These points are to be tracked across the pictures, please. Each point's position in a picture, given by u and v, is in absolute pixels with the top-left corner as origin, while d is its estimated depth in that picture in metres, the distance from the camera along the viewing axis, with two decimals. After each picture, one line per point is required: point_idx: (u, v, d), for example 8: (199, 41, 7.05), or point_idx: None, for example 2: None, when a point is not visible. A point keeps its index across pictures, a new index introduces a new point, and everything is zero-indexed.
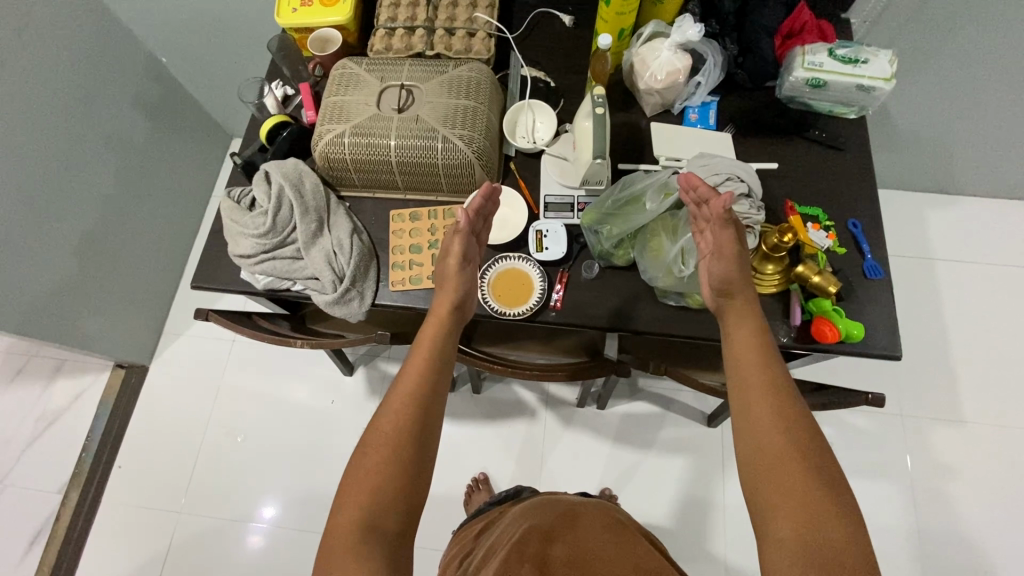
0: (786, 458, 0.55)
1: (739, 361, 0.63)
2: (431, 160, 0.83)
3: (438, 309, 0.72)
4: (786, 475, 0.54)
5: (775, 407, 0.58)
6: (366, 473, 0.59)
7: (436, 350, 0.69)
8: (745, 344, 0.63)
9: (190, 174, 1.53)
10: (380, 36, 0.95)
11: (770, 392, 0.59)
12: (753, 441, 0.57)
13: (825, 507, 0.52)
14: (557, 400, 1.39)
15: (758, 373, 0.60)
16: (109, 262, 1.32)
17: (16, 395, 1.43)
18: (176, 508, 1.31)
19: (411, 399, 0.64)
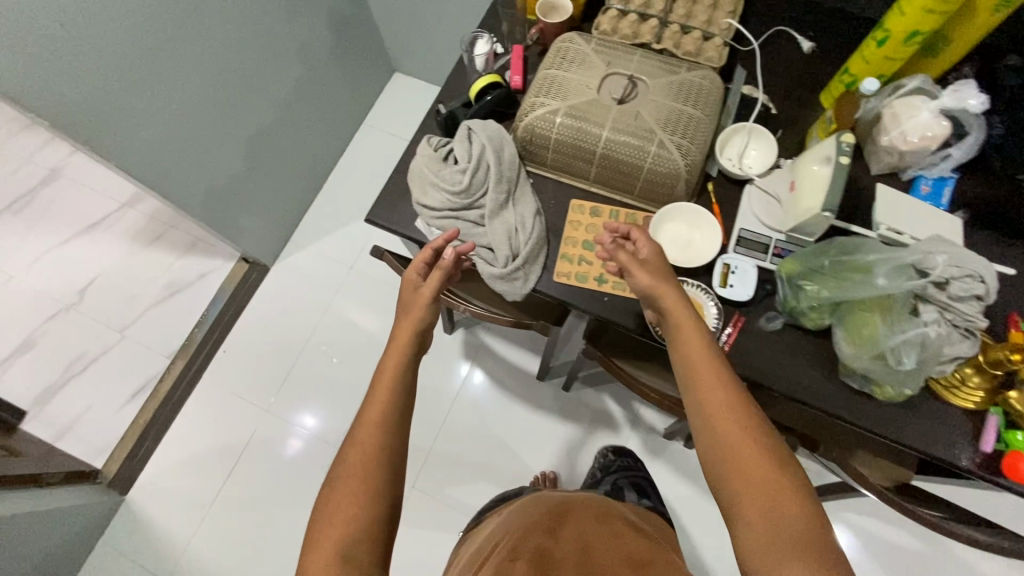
0: (757, 492, 0.53)
1: (694, 391, 0.61)
2: (639, 162, 0.78)
3: (417, 290, 0.75)
4: (752, 486, 0.53)
5: (741, 437, 0.56)
6: (347, 494, 0.59)
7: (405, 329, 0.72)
8: (693, 372, 0.61)
9: (352, 98, 1.56)
10: (610, 16, 0.90)
11: (729, 423, 0.57)
12: (723, 487, 0.55)
13: (786, 504, 0.52)
14: (643, 423, 1.35)
15: (717, 403, 0.58)
16: (266, 163, 1.37)
17: (151, 258, 1.55)
18: (264, 405, 1.40)
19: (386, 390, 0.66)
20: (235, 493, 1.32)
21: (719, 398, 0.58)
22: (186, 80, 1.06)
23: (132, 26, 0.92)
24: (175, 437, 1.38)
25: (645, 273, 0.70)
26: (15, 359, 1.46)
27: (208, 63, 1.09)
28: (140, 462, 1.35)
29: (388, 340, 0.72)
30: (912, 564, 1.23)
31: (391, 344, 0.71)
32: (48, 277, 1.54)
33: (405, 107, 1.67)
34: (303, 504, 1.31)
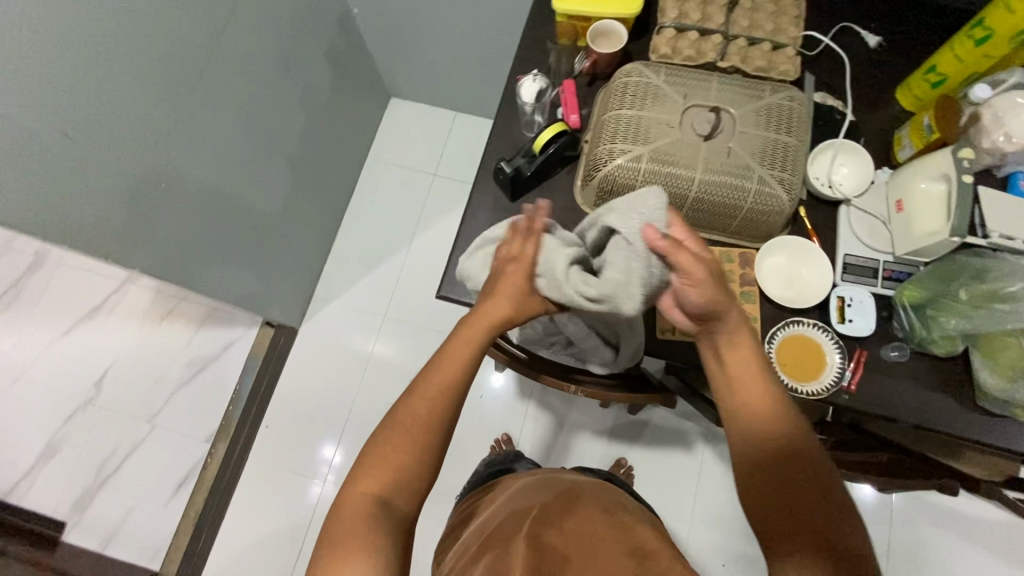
0: (794, 502, 0.52)
1: (731, 397, 0.58)
2: (737, 202, 0.73)
3: (474, 320, 0.61)
4: (805, 503, 0.52)
5: (783, 447, 0.55)
6: (390, 458, 0.55)
7: (451, 362, 0.59)
8: (737, 390, 0.57)
9: (354, 135, 1.46)
10: (666, 36, 0.82)
11: (797, 469, 0.53)
12: (772, 521, 0.52)
13: (837, 527, 0.50)
14: (713, 434, 1.33)
15: (758, 413, 0.56)
16: (281, 224, 1.27)
17: (166, 336, 1.46)
18: (321, 478, 1.33)
19: (413, 442, 0.56)
20: None
21: (762, 408, 0.56)
22: (194, 158, 0.96)
23: (135, 118, 0.81)
24: (232, 525, 1.30)
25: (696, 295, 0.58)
26: (41, 467, 1.37)
27: (214, 135, 0.98)
28: (200, 557, 1.28)
29: (411, 390, 0.58)
30: (1004, 538, 1.23)
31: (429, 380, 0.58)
32: (59, 373, 1.44)
33: (409, 135, 1.56)
34: None
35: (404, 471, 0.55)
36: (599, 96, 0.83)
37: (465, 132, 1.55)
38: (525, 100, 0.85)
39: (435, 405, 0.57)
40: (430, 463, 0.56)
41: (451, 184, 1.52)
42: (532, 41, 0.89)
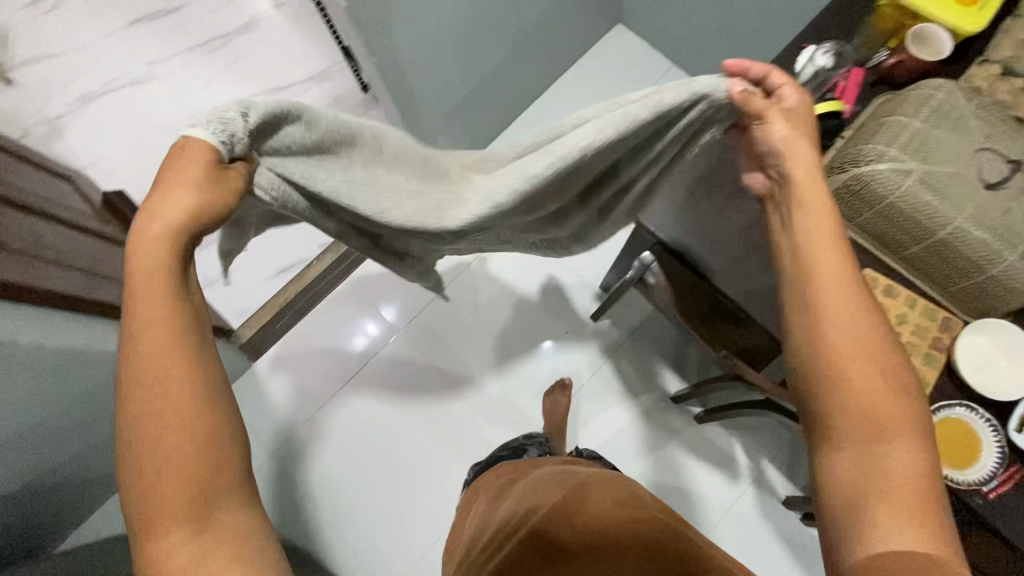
0: (857, 417, 0.55)
1: (807, 303, 0.58)
2: (981, 264, 0.68)
3: (147, 290, 0.47)
4: (877, 426, 0.54)
5: (857, 354, 0.56)
6: (162, 467, 0.44)
7: (161, 357, 0.46)
8: (814, 293, 0.58)
9: (572, 42, 1.44)
10: (988, 70, 0.76)
11: (876, 392, 0.54)
12: (840, 434, 0.55)
13: (905, 472, 0.52)
14: (765, 482, 1.26)
15: (838, 323, 0.57)
16: (483, 95, 1.29)
17: None
18: (369, 334, 1.41)
19: (178, 447, 0.45)
20: (349, 399, 1.36)
21: (838, 310, 0.57)
22: None
23: None
24: (307, 325, 1.41)
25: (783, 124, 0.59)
26: None
27: None
28: (271, 337, 1.40)
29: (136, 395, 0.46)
30: None
31: (151, 389, 0.45)
32: None
33: (619, 66, 1.52)
34: (406, 435, 1.34)
35: (201, 476, 0.45)
36: (882, 100, 0.77)
37: None
38: (817, 71, 0.80)
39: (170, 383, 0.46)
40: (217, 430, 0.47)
41: None
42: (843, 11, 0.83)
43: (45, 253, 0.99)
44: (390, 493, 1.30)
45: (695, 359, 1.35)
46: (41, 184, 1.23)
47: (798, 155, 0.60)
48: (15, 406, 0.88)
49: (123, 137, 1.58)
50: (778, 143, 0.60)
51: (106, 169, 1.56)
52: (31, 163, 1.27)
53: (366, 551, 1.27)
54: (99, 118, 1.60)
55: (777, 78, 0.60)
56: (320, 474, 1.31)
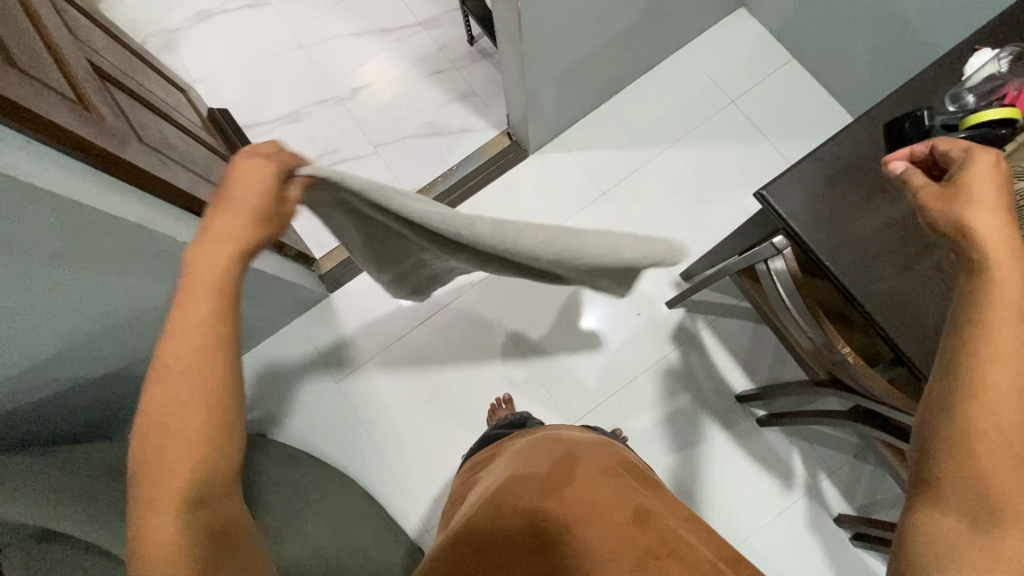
0: (983, 494, 0.45)
1: (984, 360, 0.46)
2: None
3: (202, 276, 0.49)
4: (1009, 513, 0.45)
5: (1013, 435, 0.45)
6: (184, 431, 0.46)
7: (198, 344, 0.47)
8: (998, 366, 0.46)
9: (693, 20, 1.40)
10: None
11: (1018, 479, 0.45)
12: (959, 502, 0.46)
13: (1013, 574, 0.44)
14: (820, 496, 1.24)
15: (1007, 398, 0.45)
16: (596, 61, 1.27)
17: (426, 88, 1.55)
18: None
19: (195, 416, 0.47)
20: (416, 344, 1.39)
21: (1017, 374, 0.46)
22: None
23: None
24: None
25: (988, 162, 0.51)
26: (280, 125, 1.56)
27: None
28: (351, 272, 1.44)
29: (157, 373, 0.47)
30: None
31: (182, 350, 0.47)
32: (331, 63, 1.59)
33: (734, 52, 1.47)
34: (466, 387, 1.36)
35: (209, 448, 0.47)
36: None
37: (787, 81, 1.44)
38: (996, 73, 0.77)
39: (201, 347, 0.48)
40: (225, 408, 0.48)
41: (741, 119, 1.43)
42: (1005, 26, 0.81)
43: (169, 152, 1.04)
44: (443, 438, 1.33)
45: (767, 360, 1.32)
46: (163, 91, 1.28)
47: (983, 193, 0.51)
48: (139, 295, 0.94)
49: (232, 58, 1.62)
50: (969, 195, 0.51)
51: (214, 87, 1.60)
52: (155, 69, 1.32)
53: (413, 488, 1.31)
54: (212, 35, 1.65)
55: (944, 145, 0.56)
56: (378, 410, 1.35)
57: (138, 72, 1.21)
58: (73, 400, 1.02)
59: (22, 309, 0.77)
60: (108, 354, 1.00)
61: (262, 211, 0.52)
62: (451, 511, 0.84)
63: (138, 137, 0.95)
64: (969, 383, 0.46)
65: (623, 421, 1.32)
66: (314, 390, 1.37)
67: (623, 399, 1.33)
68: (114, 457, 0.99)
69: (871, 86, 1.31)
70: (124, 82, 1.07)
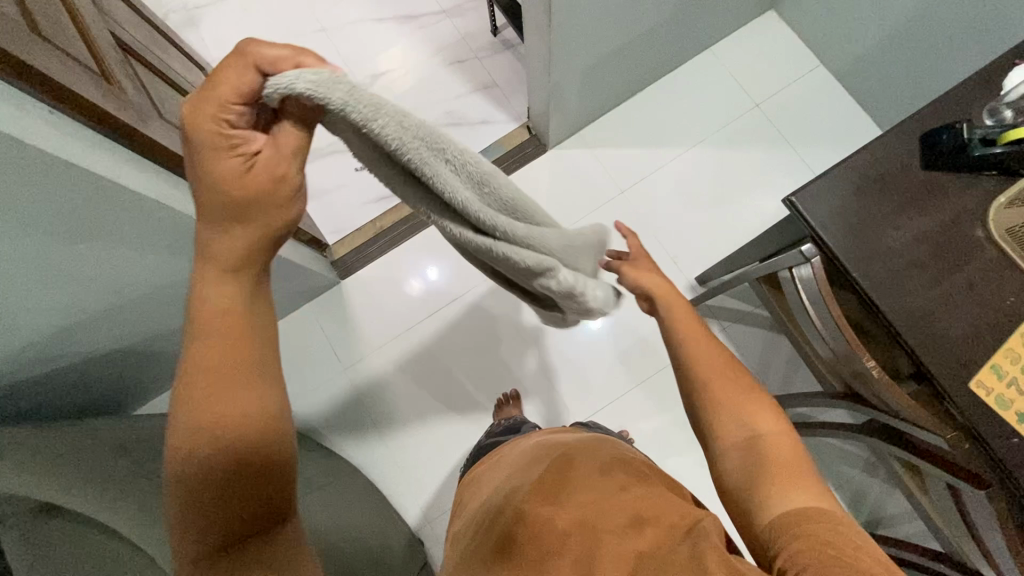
0: (735, 425, 0.61)
1: (686, 351, 0.67)
2: None
3: (212, 308, 0.51)
4: (759, 420, 0.60)
5: (727, 373, 0.64)
6: (219, 400, 0.51)
7: (228, 322, 0.52)
8: (689, 341, 0.67)
9: (721, 21, 1.38)
10: None
11: (748, 407, 0.62)
12: (729, 438, 0.60)
13: (791, 468, 0.56)
14: None
15: (710, 359, 0.65)
16: (622, 58, 1.25)
17: (446, 78, 1.54)
18: (428, 279, 1.41)
19: (230, 387, 0.51)
20: (426, 335, 1.38)
21: (705, 344, 0.67)
22: None
23: None
24: (398, 256, 1.43)
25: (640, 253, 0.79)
26: None
27: None
28: (363, 260, 1.43)
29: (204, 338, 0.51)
30: None
31: (217, 325, 0.52)
32: (352, 48, 1.58)
33: (761, 55, 1.44)
34: (474, 382, 1.35)
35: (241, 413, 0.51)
36: None
37: (814, 88, 1.42)
38: None
39: (228, 329, 0.52)
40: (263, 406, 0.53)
41: (766, 124, 1.40)
42: None
43: None
44: (448, 432, 1.33)
45: (778, 370, 1.31)
46: (183, 68, 1.27)
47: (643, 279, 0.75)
48: (155, 273, 0.93)
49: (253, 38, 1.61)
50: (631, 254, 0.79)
51: None
52: (176, 46, 1.31)
53: (416, 479, 1.30)
54: (234, 14, 1.63)
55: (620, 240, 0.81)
56: (384, 400, 1.35)
57: (160, 48, 1.20)
58: (81, 375, 1.02)
59: (36, 281, 0.77)
60: (121, 330, 0.99)
61: (238, 200, 0.49)
62: (454, 520, 0.84)
63: (159, 113, 0.94)
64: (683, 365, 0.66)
65: (631, 423, 1.31)
66: (321, 376, 1.37)
67: (629, 401, 1.32)
68: (122, 433, 0.99)
69: (901, 96, 1.28)
70: (146, 57, 1.06)
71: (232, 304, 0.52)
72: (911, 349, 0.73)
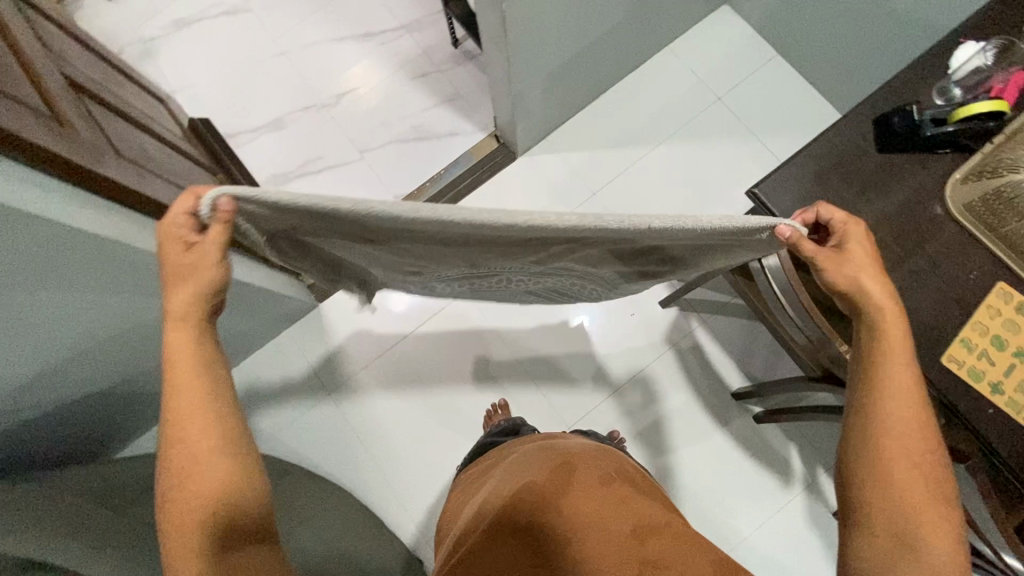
0: (897, 512, 0.56)
1: (882, 415, 0.58)
2: None
3: (178, 361, 0.56)
4: (937, 527, 0.55)
5: (920, 454, 0.57)
6: (190, 440, 0.56)
7: (185, 368, 0.56)
8: (889, 404, 0.58)
9: (676, 19, 1.40)
10: None
11: (932, 503, 0.56)
12: (886, 520, 0.56)
13: None
14: (819, 492, 1.24)
15: (907, 435, 0.57)
16: (582, 62, 1.26)
17: (411, 92, 1.53)
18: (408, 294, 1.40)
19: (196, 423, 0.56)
20: (409, 351, 1.37)
21: (910, 422, 0.57)
22: None
23: None
24: None
25: (861, 234, 0.62)
26: (264, 133, 1.54)
27: None
28: None
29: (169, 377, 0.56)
30: None
31: (183, 374, 0.56)
32: (314, 69, 1.57)
33: (719, 49, 1.47)
34: (462, 394, 1.34)
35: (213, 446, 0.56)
36: None
37: (772, 77, 1.44)
38: (982, 65, 0.78)
39: (194, 376, 0.56)
40: (233, 439, 0.57)
41: (729, 116, 1.42)
42: (989, 20, 0.81)
43: (148, 164, 1.01)
44: (439, 446, 1.32)
45: (761, 357, 1.32)
46: (141, 101, 1.25)
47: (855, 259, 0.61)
48: (123, 312, 0.91)
49: (212, 66, 1.59)
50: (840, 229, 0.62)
51: (195, 96, 1.57)
52: (133, 80, 1.29)
53: (411, 498, 1.29)
54: (191, 43, 1.62)
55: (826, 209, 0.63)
56: (372, 420, 1.33)
57: (115, 83, 1.18)
58: (54, 423, 0.99)
59: None
60: (92, 374, 0.97)
61: (189, 274, 0.55)
62: (451, 519, 0.84)
63: (115, 150, 0.92)
64: (869, 420, 0.59)
65: (621, 423, 1.31)
66: (306, 401, 1.35)
67: (618, 401, 1.32)
68: (101, 479, 0.97)
69: (856, 80, 1.31)
70: (100, 94, 1.04)
71: (199, 350, 0.57)
72: None
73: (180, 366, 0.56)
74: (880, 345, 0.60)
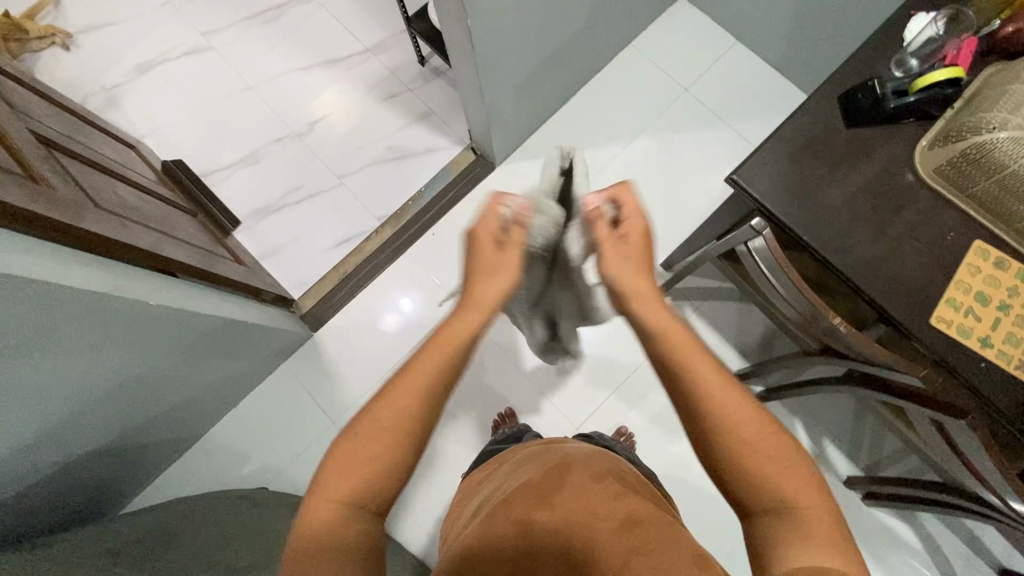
0: (750, 478, 0.53)
1: (684, 382, 0.55)
2: None
3: (417, 375, 0.57)
4: (788, 475, 0.53)
5: (734, 409, 0.54)
6: (369, 442, 0.55)
7: (421, 381, 0.57)
8: (689, 377, 0.55)
9: (636, 17, 1.43)
10: None
11: (772, 458, 0.54)
12: (740, 485, 0.54)
13: (821, 531, 0.52)
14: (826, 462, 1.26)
15: (718, 395, 0.55)
16: (549, 68, 1.28)
17: (383, 113, 1.54)
18: (401, 313, 1.40)
19: (377, 438, 0.55)
20: None
21: (718, 393, 0.55)
22: None
23: None
24: (367, 297, 1.41)
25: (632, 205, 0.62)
26: (239, 168, 1.53)
27: None
28: (332, 308, 1.41)
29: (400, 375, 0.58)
30: None
31: (409, 392, 0.57)
32: (283, 100, 1.57)
33: (680, 42, 1.50)
34: (466, 406, 1.34)
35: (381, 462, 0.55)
36: (998, 68, 0.76)
37: (734, 64, 1.48)
38: (933, 36, 0.80)
39: (416, 397, 0.57)
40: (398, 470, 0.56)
41: (697, 106, 1.45)
42: None
43: (127, 213, 1.00)
44: (449, 462, 1.31)
45: (755, 336, 1.34)
46: (112, 150, 1.24)
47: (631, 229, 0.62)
48: (118, 364, 0.90)
49: (179, 106, 1.59)
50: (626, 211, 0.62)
51: (165, 138, 1.56)
52: (100, 128, 1.28)
53: (426, 518, 1.28)
54: (155, 86, 1.60)
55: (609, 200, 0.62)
56: None
57: (83, 134, 1.17)
58: (58, 485, 0.97)
59: None
60: (92, 430, 0.95)
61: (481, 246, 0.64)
62: (450, 528, 0.82)
63: (94, 202, 0.92)
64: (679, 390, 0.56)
65: (626, 417, 1.32)
66: (310, 432, 1.34)
67: (621, 396, 1.33)
68: (112, 535, 0.95)
69: (815, 60, 1.35)
70: (71, 148, 1.03)
71: (439, 376, 0.58)
72: (869, 296, 0.76)
73: (421, 366, 0.58)
74: (653, 331, 0.58)
